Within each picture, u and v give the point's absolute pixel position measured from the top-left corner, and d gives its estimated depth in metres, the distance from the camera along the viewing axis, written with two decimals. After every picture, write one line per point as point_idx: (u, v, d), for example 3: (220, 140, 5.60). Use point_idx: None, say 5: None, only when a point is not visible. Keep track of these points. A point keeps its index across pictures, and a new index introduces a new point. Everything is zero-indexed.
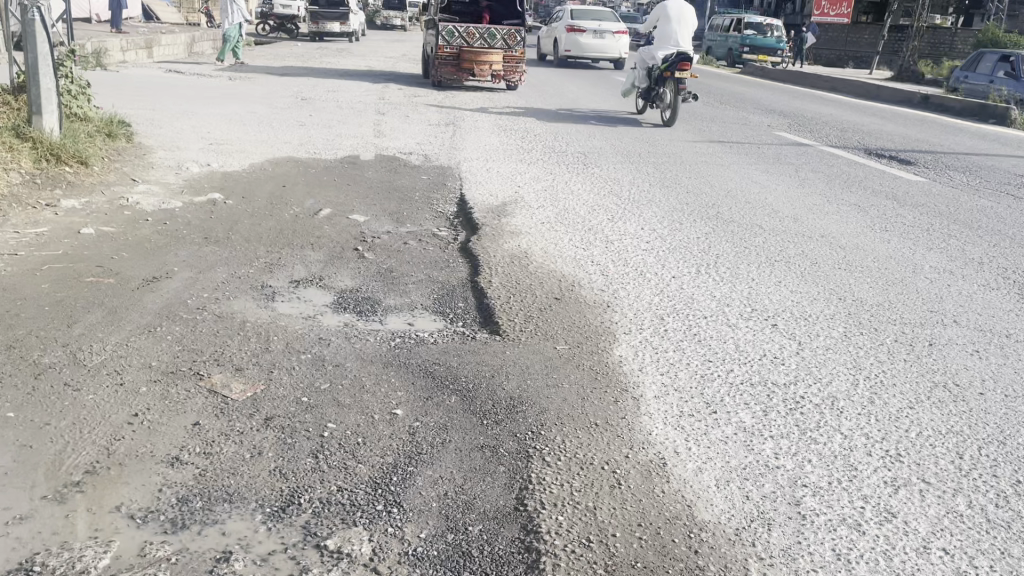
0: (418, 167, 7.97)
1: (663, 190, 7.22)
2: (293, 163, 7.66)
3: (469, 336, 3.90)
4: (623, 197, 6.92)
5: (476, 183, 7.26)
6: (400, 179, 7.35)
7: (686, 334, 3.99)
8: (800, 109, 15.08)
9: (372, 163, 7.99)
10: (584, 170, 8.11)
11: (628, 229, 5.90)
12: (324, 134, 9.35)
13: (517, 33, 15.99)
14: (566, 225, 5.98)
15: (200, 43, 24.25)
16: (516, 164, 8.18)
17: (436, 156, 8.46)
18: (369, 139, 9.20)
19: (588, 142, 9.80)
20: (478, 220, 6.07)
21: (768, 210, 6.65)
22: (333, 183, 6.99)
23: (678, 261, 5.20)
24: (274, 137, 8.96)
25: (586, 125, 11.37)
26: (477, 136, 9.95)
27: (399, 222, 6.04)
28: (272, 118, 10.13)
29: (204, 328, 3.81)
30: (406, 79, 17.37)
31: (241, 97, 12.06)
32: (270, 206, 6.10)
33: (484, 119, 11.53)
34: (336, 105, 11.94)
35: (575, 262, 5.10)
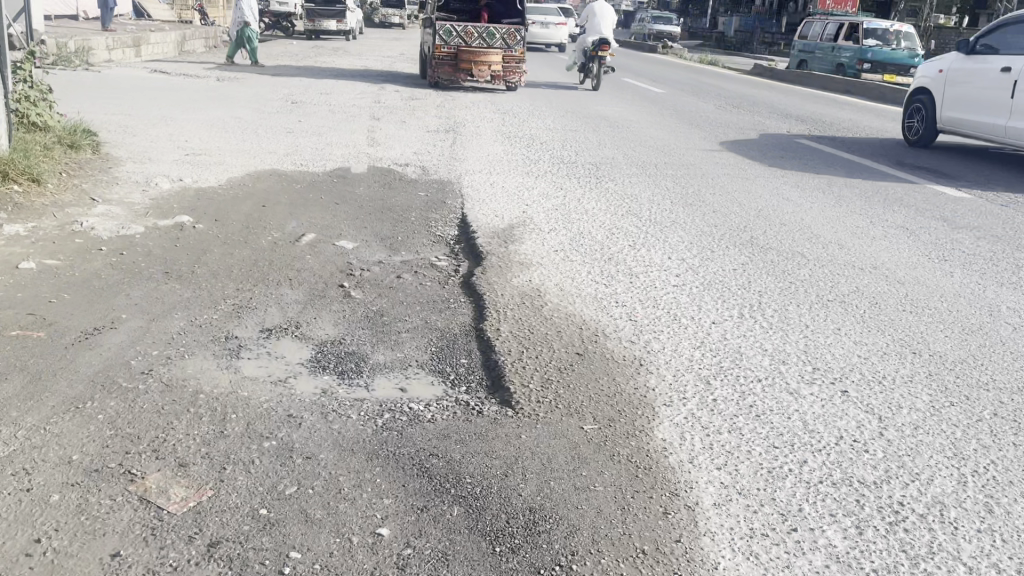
0: (415, 180, 7.25)
1: (685, 210, 6.51)
2: (277, 178, 6.94)
3: (475, 411, 3.16)
4: (642, 218, 6.21)
5: (480, 201, 6.54)
6: (394, 196, 6.62)
7: (740, 404, 3.27)
8: (818, 112, 14.33)
9: (363, 177, 7.25)
10: (596, 184, 7.39)
11: (652, 258, 5.19)
12: (313, 142, 8.62)
13: (517, 33, 15.27)
14: (582, 253, 5.26)
15: (192, 41, 23.47)
16: (521, 178, 7.45)
17: (434, 169, 7.74)
18: (362, 149, 8.47)
19: (599, 152, 9.08)
20: (482, 247, 5.35)
21: (807, 233, 5.92)
22: (318, 201, 6.25)
23: (715, 300, 4.49)
24: (257, 146, 8.22)
25: (595, 132, 10.64)
26: (479, 144, 9.22)
27: (392, 250, 5.32)
28: (257, 125, 9.40)
29: (146, 402, 3.08)
30: (403, 80, 16.63)
31: (225, 100, 11.31)
32: (245, 231, 5.37)
33: (485, 125, 10.80)
34: (328, 109, 11.21)
35: (597, 302, 4.38)
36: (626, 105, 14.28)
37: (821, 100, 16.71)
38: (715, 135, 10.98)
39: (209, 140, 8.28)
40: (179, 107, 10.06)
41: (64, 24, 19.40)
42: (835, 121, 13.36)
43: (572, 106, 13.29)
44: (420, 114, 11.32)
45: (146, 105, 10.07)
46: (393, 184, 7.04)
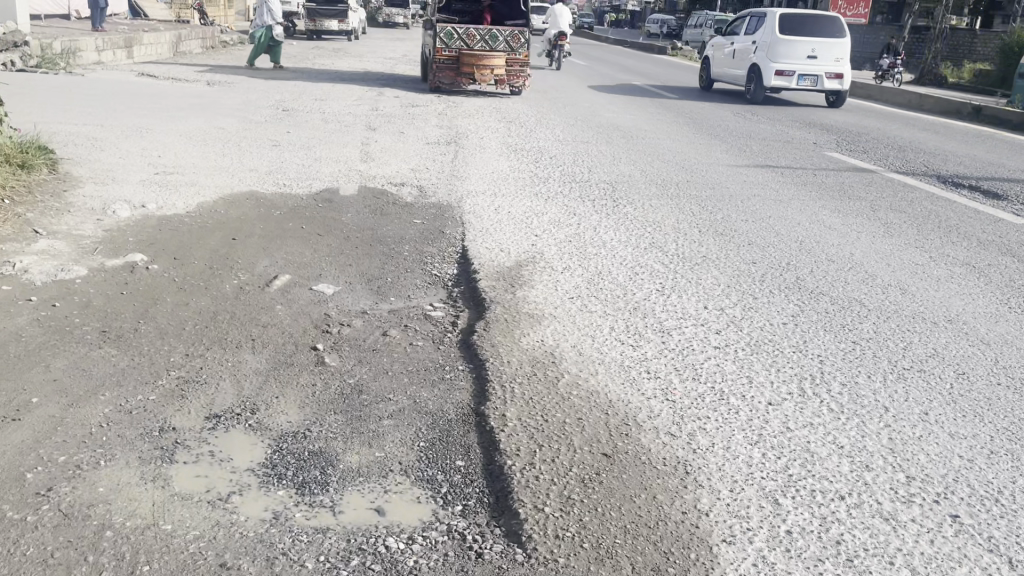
0: (410, 205, 6.48)
1: (717, 242, 5.73)
2: (255, 202, 6.16)
3: (473, 555, 2.37)
4: (670, 253, 5.43)
5: (484, 232, 5.74)
6: (387, 224, 5.85)
7: (823, 541, 2.49)
8: (842, 121, 13.54)
9: (353, 200, 6.48)
10: (613, 208, 6.62)
11: (686, 308, 4.40)
12: (301, 157, 7.85)
13: (522, 35, 14.53)
14: (603, 301, 4.47)
15: (188, 42, 22.71)
16: (529, 201, 6.68)
17: (433, 189, 6.97)
18: (353, 165, 7.70)
19: (614, 168, 8.30)
20: (485, 293, 4.56)
21: (860, 272, 5.14)
22: (297, 231, 5.47)
23: (769, 367, 3.71)
24: (237, 162, 7.45)
25: (608, 144, 9.88)
26: (482, 159, 8.45)
27: (379, 297, 4.53)
28: (242, 136, 8.63)
29: (32, 548, 2.29)
30: (403, 83, 15.82)
31: (210, 107, 10.54)
32: (207, 272, 4.58)
33: (490, 136, 10.03)
34: (320, 117, 10.43)
35: (625, 372, 3.59)
36: (640, 112, 13.49)
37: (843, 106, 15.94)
38: (738, 147, 10.20)
39: (184, 156, 7.51)
40: (158, 116, 9.30)
41: (53, 23, 18.65)
42: (862, 130, 12.56)
43: (583, 114, 12.50)
44: (419, 123, 10.55)
45: (123, 113, 9.31)
46: (386, 210, 6.26)
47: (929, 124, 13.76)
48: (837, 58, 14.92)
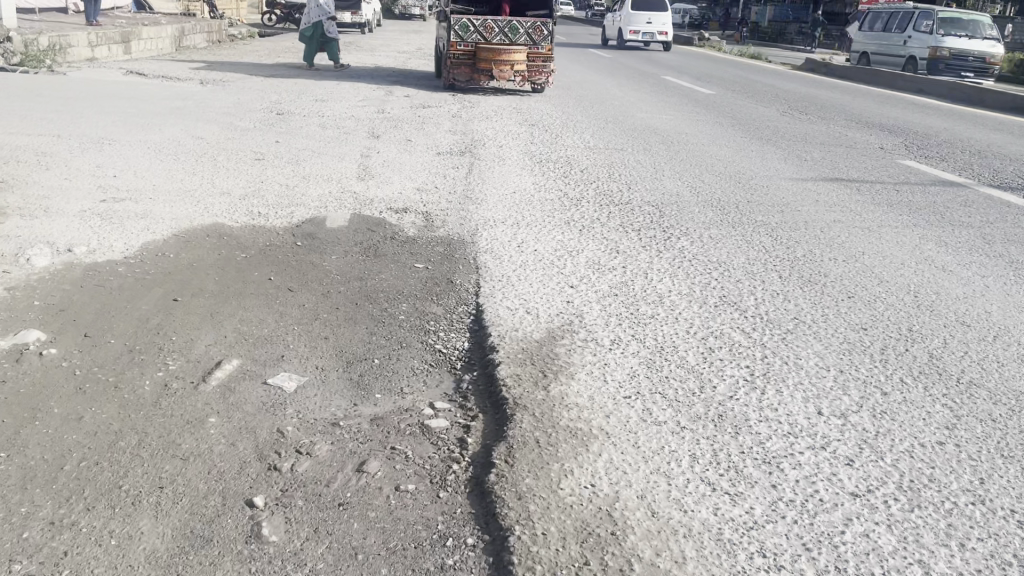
0: (412, 239, 5.21)
1: (807, 294, 4.44)
2: (217, 240, 4.91)
3: None
4: (750, 313, 4.14)
5: (505, 283, 4.46)
6: (382, 270, 4.58)
7: None
8: (903, 120, 12.15)
9: (342, 233, 5.22)
10: (666, 244, 5.32)
11: (793, 415, 3.11)
12: (286, 174, 6.63)
13: (544, 27, 13.27)
14: (673, 402, 3.17)
15: (192, 36, 21.55)
16: (559, 234, 5.42)
17: (442, 218, 5.71)
18: (347, 184, 6.46)
19: (657, 186, 7.02)
20: (506, 390, 3.27)
21: (1014, 344, 3.82)
22: (261, 284, 4.22)
23: (948, 543, 2.41)
24: (207, 182, 6.22)
25: (647, 152, 8.59)
26: (500, 173, 7.20)
27: (360, 397, 3.25)
28: (221, 147, 7.40)
29: None
30: (415, 80, 14.57)
31: (194, 111, 9.32)
32: (122, 358, 3.34)
33: (510, 142, 8.76)
34: (317, 122, 9.20)
35: (728, 556, 2.30)
36: (677, 110, 12.14)
37: (897, 103, 14.50)
38: (797, 153, 8.87)
39: (145, 174, 6.28)
40: (128, 123, 8.08)
41: (45, 18, 17.53)
42: (930, 130, 11.16)
43: (613, 114, 11.20)
44: (429, 128, 9.30)
45: (89, 120, 8.11)
46: (381, 248, 4.99)
47: (1000, 122, 12.32)
48: (663, 23, 27.26)
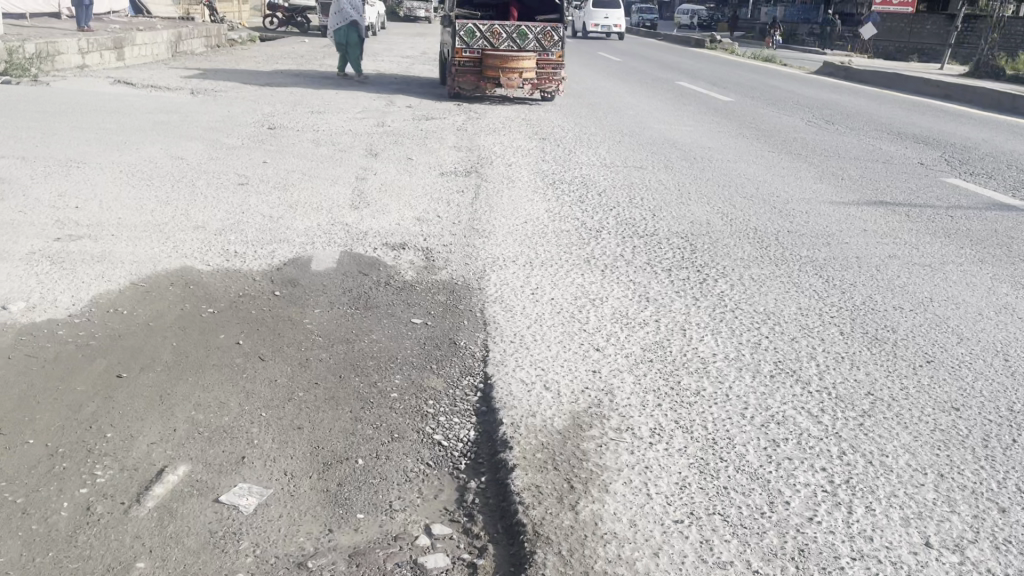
0: (411, 284, 4.53)
1: (877, 360, 3.73)
2: (182, 288, 4.23)
3: None
4: (814, 387, 3.43)
5: (518, 345, 3.76)
6: (373, 329, 3.88)
7: None
8: (937, 131, 11.42)
9: (329, 277, 4.53)
10: (701, 289, 4.62)
11: (895, 551, 2.41)
12: (272, 202, 5.96)
13: (554, 33, 12.58)
14: (738, 531, 2.47)
15: (190, 41, 20.93)
16: (579, 277, 4.74)
17: (444, 258, 5.02)
18: (338, 214, 5.80)
19: (684, 214, 6.34)
20: (522, 509, 2.56)
21: None
22: (229, 352, 3.53)
23: None
24: (181, 213, 5.55)
25: (669, 171, 7.91)
26: (509, 200, 6.53)
27: (337, 518, 2.55)
28: (202, 170, 6.74)
29: None
30: (418, 88, 13.89)
31: (179, 126, 8.67)
32: (37, 467, 2.66)
33: (519, 160, 8.09)
34: (310, 138, 8.53)
35: None
36: (696, 121, 11.43)
37: (927, 111, 13.74)
38: (833, 172, 8.17)
39: (111, 204, 5.62)
40: (103, 142, 7.42)
41: (36, 25, 16.93)
42: (969, 143, 10.44)
43: (630, 126, 10.51)
44: (432, 143, 8.64)
45: (61, 139, 7.46)
46: (374, 297, 4.30)
47: None
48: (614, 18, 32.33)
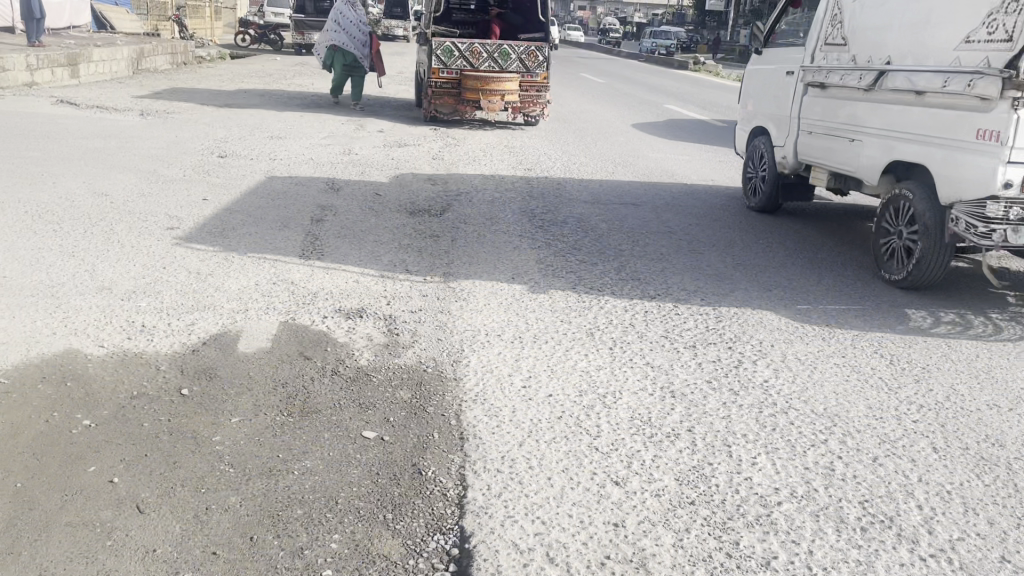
0: (367, 373, 3.49)
1: (997, 501, 2.75)
2: (58, 383, 3.18)
3: None
4: (927, 552, 2.45)
5: (507, 478, 2.71)
6: (306, 451, 2.83)
7: None
8: None
9: (255, 364, 3.48)
10: (740, 379, 3.61)
11: None
12: (204, 252, 4.92)
13: (539, 52, 11.56)
14: None
15: (153, 58, 19.84)
16: (580, 359, 3.74)
17: (411, 331, 3.99)
18: (281, 267, 4.77)
19: (698, 265, 5.36)
20: None
21: None
22: (94, 498, 2.48)
23: None
24: (83, 268, 4.49)
25: (672, 210, 6.95)
26: (490, 247, 5.53)
27: None
28: (125, 210, 5.69)
29: None
30: (392, 110, 12.89)
31: (114, 154, 7.62)
32: None
33: (501, 195, 7.10)
34: (264, 169, 7.50)
35: None
36: (694, 150, 10.51)
37: None
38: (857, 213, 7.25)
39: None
40: (15, 175, 6.35)
41: None
42: None
43: (622, 156, 9.57)
44: (403, 175, 7.65)
45: None
46: (315, 396, 3.25)
47: None
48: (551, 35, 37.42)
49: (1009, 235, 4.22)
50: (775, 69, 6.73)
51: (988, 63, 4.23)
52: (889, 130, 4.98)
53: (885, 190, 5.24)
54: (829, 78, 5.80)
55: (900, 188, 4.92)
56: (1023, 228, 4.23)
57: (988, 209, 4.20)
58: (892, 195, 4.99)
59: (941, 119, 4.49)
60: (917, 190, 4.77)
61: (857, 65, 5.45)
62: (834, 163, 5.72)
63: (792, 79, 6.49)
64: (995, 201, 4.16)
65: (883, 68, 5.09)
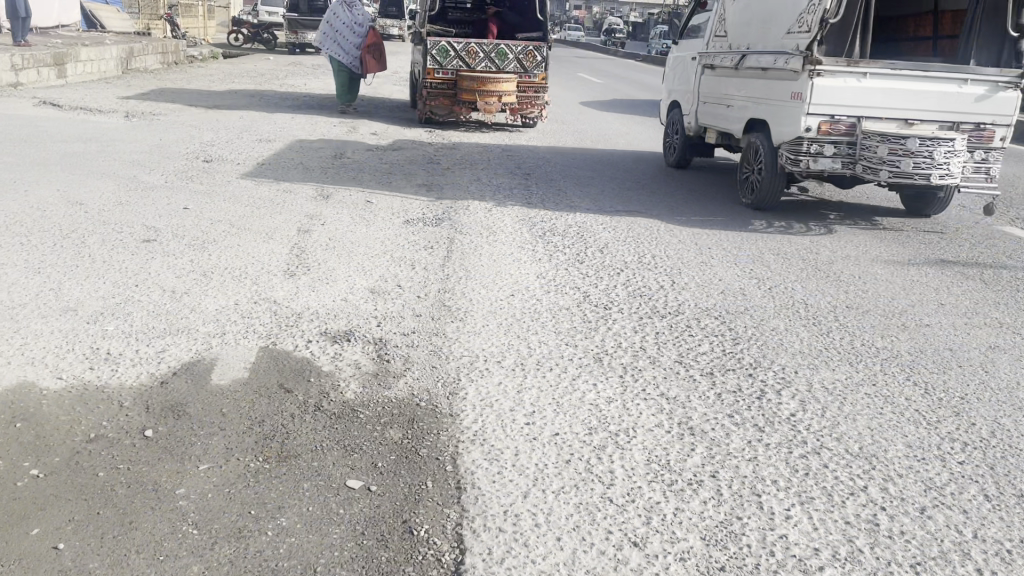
0: (353, 409, 3.15)
1: None
2: (6, 425, 2.84)
3: None
4: None
5: (509, 540, 2.38)
6: (282, 507, 2.50)
7: None
8: None
9: (228, 399, 3.14)
10: (766, 413, 3.28)
11: None
12: (180, 267, 4.57)
13: (537, 52, 11.23)
14: None
15: (143, 57, 19.45)
16: (588, 389, 3.41)
17: (403, 358, 3.65)
18: (263, 284, 4.43)
19: (710, 279, 5.03)
20: None
21: None
22: (33, 571, 2.16)
23: None
24: (46, 287, 4.14)
25: (678, 218, 6.62)
26: (487, 259, 5.19)
27: None
28: (99, 220, 5.34)
29: None
30: (386, 111, 12.54)
31: (92, 159, 7.26)
32: None
33: (499, 202, 6.76)
34: (250, 175, 7.14)
35: None
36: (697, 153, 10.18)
37: None
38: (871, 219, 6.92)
39: None
40: None
41: None
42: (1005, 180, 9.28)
43: (624, 159, 9.25)
44: (396, 180, 7.30)
45: None
46: (294, 437, 2.91)
47: None
48: None
49: (811, 165, 6.04)
50: (680, 64, 9.00)
51: (799, 48, 6.18)
52: (748, 97, 6.92)
53: (745, 143, 7.10)
54: (720, 62, 7.62)
55: (746, 135, 7.02)
56: (823, 161, 6.03)
57: (800, 146, 6.05)
58: (746, 147, 6.97)
59: (774, 87, 6.41)
60: (761, 137, 6.68)
61: (736, 49, 7.42)
62: (725, 127, 7.49)
63: (695, 64, 8.47)
64: (803, 140, 6.01)
65: (746, 52, 7.00)
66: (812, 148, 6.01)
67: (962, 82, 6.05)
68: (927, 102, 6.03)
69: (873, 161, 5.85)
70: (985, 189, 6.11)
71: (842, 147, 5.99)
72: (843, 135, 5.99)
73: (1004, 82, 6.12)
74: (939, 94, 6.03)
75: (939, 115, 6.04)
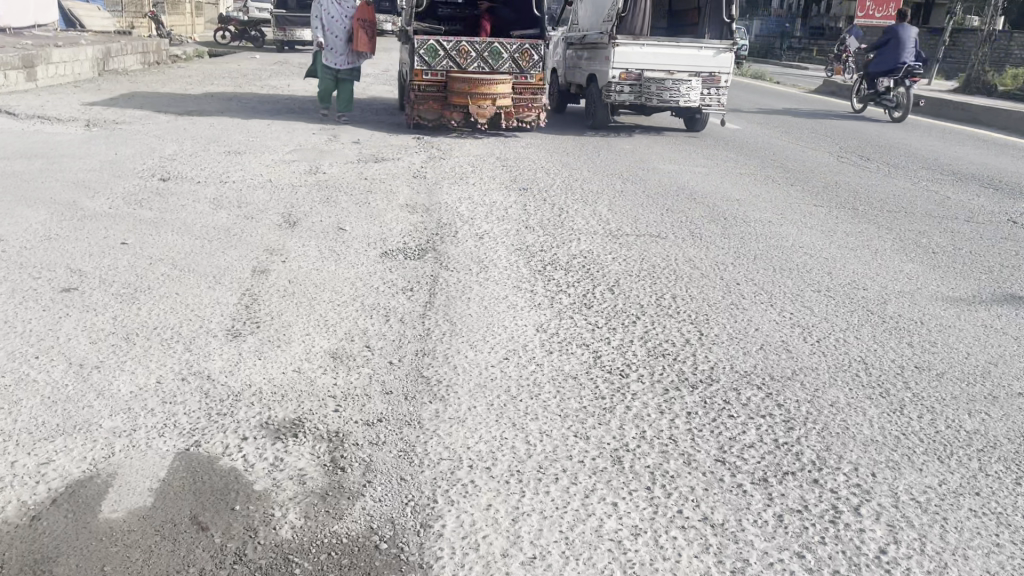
0: (288, 556, 2.31)
1: None
2: None
3: None
4: None
5: None
6: None
7: None
8: (998, 171, 9.45)
9: (117, 549, 2.31)
10: (846, 552, 2.45)
11: None
12: (100, 329, 3.72)
13: (534, 50, 10.35)
14: None
15: (122, 58, 18.55)
16: (608, 512, 2.57)
17: (363, 464, 2.79)
18: (200, 350, 3.58)
19: (744, 328, 4.21)
20: None
21: None
22: None
23: None
24: None
25: (697, 243, 5.81)
26: (477, 305, 4.36)
27: None
28: (13, 264, 4.48)
29: None
30: (372, 115, 11.69)
31: (31, 180, 6.40)
32: None
33: (492, 227, 5.93)
34: (210, 197, 6.29)
35: None
36: (710, 161, 9.36)
37: (969, 143, 11.71)
38: (914, 241, 6.11)
39: None
40: None
41: None
42: None
43: (631, 170, 8.43)
44: (376, 201, 6.45)
45: None
46: None
47: None
48: None
49: (616, 97, 10.44)
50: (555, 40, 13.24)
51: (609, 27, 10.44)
52: (589, 57, 11.18)
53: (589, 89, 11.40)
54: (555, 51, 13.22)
55: (588, 84, 11.43)
56: (622, 95, 10.45)
57: (611, 86, 10.43)
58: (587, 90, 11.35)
59: (600, 51, 10.72)
60: (594, 85, 11.09)
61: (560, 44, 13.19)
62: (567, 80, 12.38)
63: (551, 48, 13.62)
64: (611, 84, 10.42)
65: (584, 35, 11.62)
66: (616, 88, 10.42)
67: (700, 47, 10.39)
68: (681, 61, 10.40)
69: (652, 95, 10.36)
70: (716, 111, 10.67)
71: (635, 86, 10.35)
72: (634, 81, 10.41)
73: (726, 48, 10.47)
74: (690, 55, 10.42)
75: (688, 66, 10.40)
